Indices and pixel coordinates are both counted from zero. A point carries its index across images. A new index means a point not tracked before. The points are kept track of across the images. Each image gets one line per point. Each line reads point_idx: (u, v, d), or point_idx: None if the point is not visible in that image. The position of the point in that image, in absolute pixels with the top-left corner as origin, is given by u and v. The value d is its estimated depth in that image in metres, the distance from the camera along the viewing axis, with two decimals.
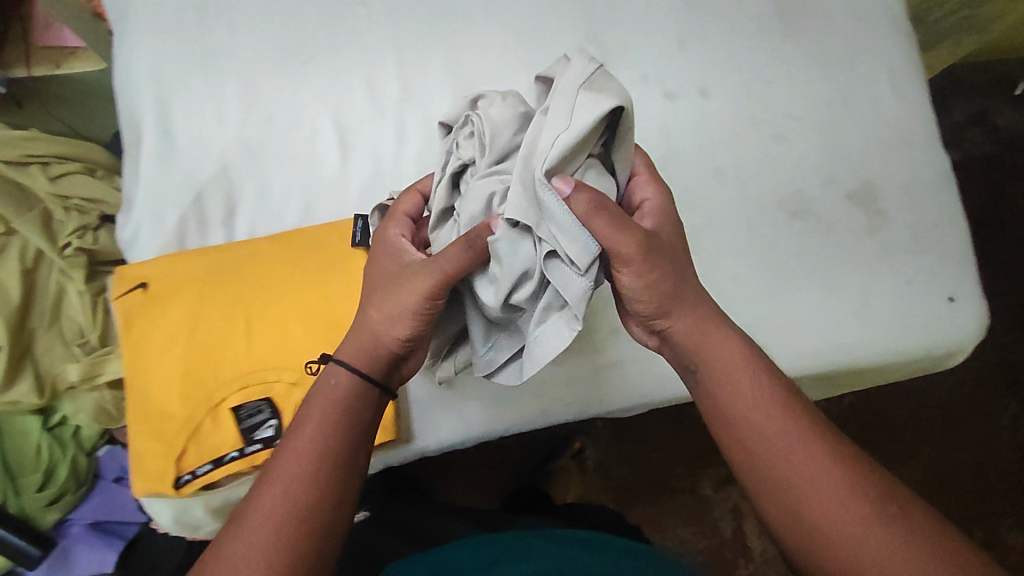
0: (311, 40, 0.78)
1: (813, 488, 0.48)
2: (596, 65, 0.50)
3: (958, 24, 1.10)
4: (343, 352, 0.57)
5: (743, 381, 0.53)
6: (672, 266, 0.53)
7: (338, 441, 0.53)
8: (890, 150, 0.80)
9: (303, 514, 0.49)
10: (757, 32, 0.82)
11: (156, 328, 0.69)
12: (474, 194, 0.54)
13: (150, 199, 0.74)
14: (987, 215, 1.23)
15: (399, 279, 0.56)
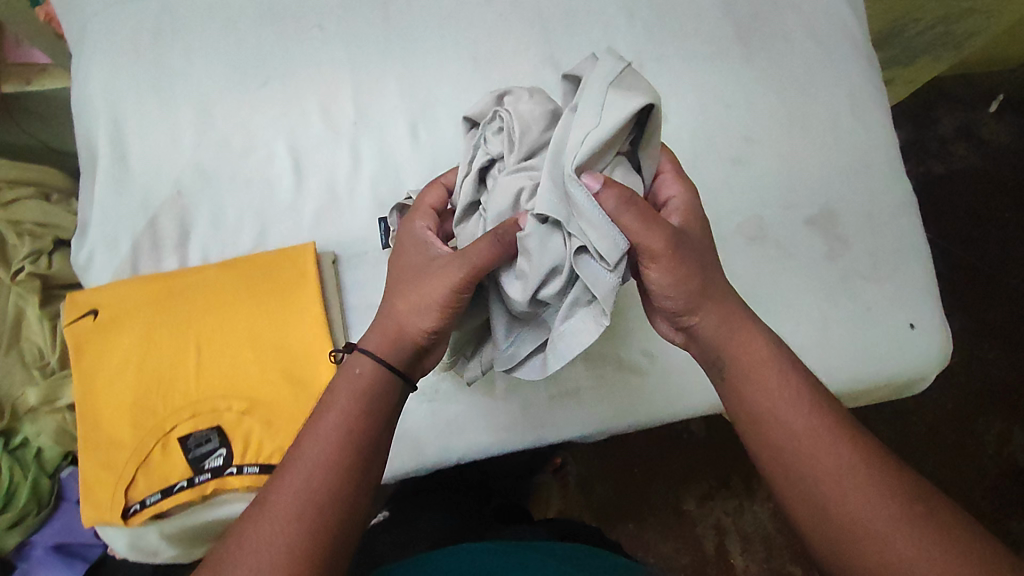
0: (264, 62, 0.73)
1: (848, 492, 0.43)
2: (625, 62, 0.47)
3: (934, 42, 1.12)
4: (369, 342, 0.53)
5: (775, 379, 0.48)
6: (699, 258, 0.50)
7: (362, 431, 0.48)
8: (853, 177, 0.76)
9: (313, 510, 0.44)
10: (734, 52, 0.77)
11: (106, 356, 0.64)
12: (502, 189, 0.53)
13: (102, 224, 0.70)
14: (966, 228, 1.25)
15: (430, 271, 0.53)
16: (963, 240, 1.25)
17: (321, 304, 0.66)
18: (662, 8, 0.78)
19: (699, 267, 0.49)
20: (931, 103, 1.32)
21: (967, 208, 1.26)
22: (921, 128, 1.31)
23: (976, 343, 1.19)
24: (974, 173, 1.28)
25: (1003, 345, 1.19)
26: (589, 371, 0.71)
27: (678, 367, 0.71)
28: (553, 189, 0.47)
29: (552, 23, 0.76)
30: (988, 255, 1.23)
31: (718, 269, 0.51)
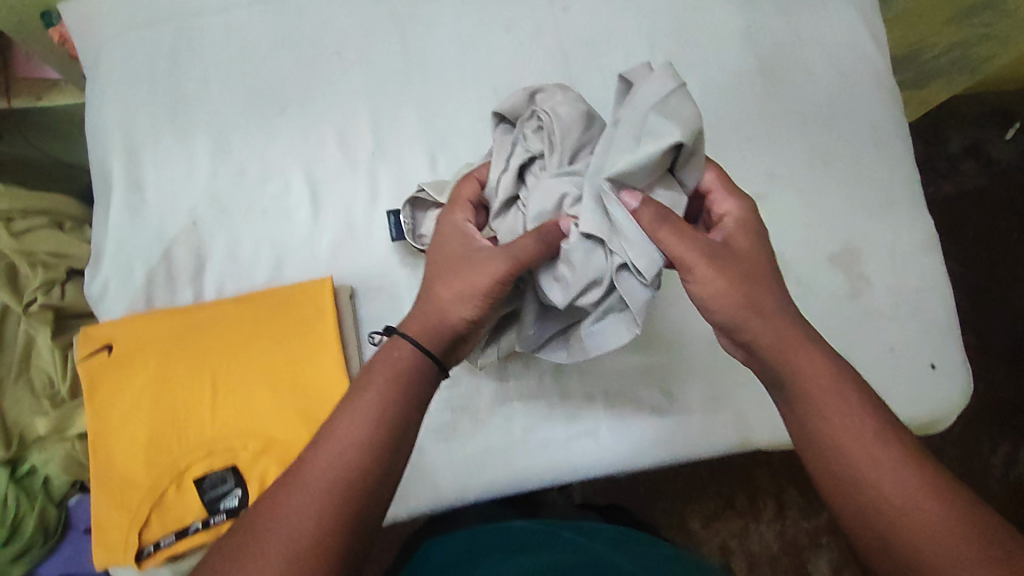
0: (283, 91, 0.71)
1: (911, 516, 0.41)
2: (676, 83, 0.51)
3: (954, 64, 1.08)
4: (409, 326, 0.52)
5: (839, 397, 0.46)
6: (745, 271, 0.51)
7: (397, 416, 0.46)
8: (875, 215, 0.75)
9: (344, 491, 0.42)
10: (758, 86, 0.76)
11: (121, 392, 0.63)
12: (549, 189, 0.55)
13: (116, 254, 0.68)
14: (976, 250, 1.24)
15: (474, 261, 0.52)
16: (972, 260, 1.24)
17: (339, 341, 0.65)
18: (687, 37, 0.76)
19: (744, 279, 0.50)
20: (941, 121, 1.30)
21: (975, 228, 1.25)
22: (930, 146, 1.30)
23: (985, 365, 1.19)
24: (982, 193, 1.27)
25: (1011, 367, 1.18)
26: (608, 410, 0.70)
27: (697, 407, 0.70)
28: (594, 203, 0.53)
29: (574, 53, 0.75)
30: (996, 275, 1.23)
31: (774, 282, 0.52)
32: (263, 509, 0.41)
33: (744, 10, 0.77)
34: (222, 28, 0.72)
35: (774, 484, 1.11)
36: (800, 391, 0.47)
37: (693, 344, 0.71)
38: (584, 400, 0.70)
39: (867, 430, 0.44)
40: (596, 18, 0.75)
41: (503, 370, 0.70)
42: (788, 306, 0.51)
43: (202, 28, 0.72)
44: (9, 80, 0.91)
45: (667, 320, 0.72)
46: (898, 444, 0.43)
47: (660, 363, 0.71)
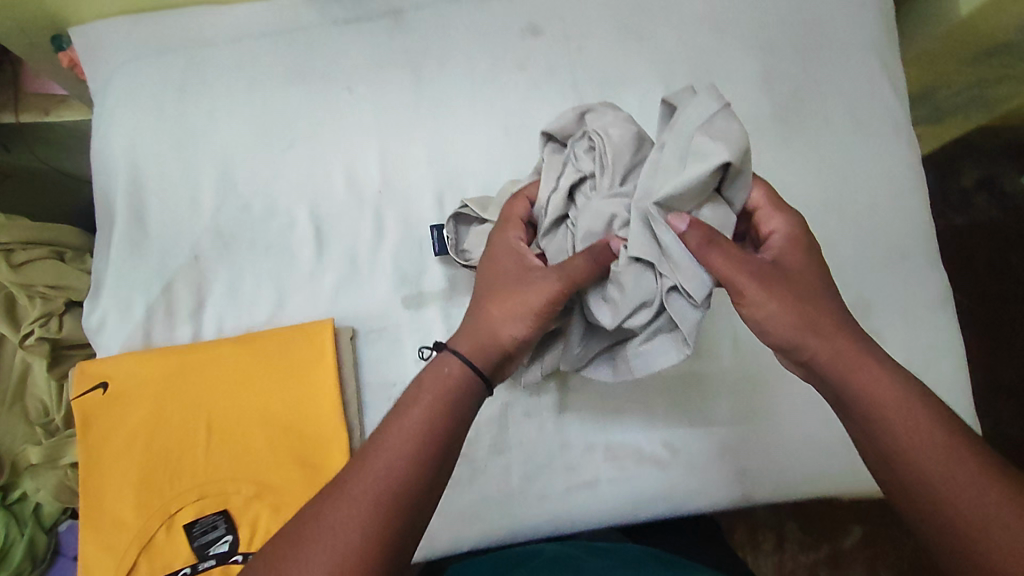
0: (291, 125, 0.70)
1: (984, 530, 0.42)
2: (720, 105, 0.52)
3: (969, 102, 1.09)
4: (460, 341, 0.53)
5: (908, 415, 0.46)
6: (805, 289, 0.51)
7: (443, 430, 0.47)
8: (887, 268, 0.73)
9: (390, 502, 0.43)
10: (775, 133, 0.74)
11: (115, 431, 0.62)
12: (599, 211, 0.55)
13: (116, 287, 0.67)
14: (986, 288, 1.22)
15: (527, 279, 0.54)
16: (982, 297, 1.22)
17: (336, 387, 0.64)
18: (705, 81, 0.74)
19: (802, 298, 0.51)
20: (957, 154, 1.28)
21: (987, 265, 1.23)
22: (943, 179, 1.27)
23: (989, 405, 1.18)
24: (995, 228, 1.24)
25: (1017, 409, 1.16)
26: (608, 460, 0.69)
27: (699, 461, 0.69)
28: (641, 225, 0.53)
29: (587, 93, 0.73)
30: (1004, 314, 1.21)
31: (834, 296, 0.52)
32: (310, 521, 0.43)
33: (763, 54, 0.75)
34: (232, 59, 0.71)
35: (774, 517, 1.09)
36: (865, 406, 0.48)
37: (697, 397, 0.70)
38: (584, 450, 0.69)
39: (936, 445, 0.45)
40: (611, 59, 0.74)
41: (501, 419, 0.69)
42: (849, 318, 0.51)
43: (212, 60, 0.71)
44: (18, 95, 0.87)
45: (671, 371, 0.71)
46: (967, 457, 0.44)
47: (661, 415, 0.70)
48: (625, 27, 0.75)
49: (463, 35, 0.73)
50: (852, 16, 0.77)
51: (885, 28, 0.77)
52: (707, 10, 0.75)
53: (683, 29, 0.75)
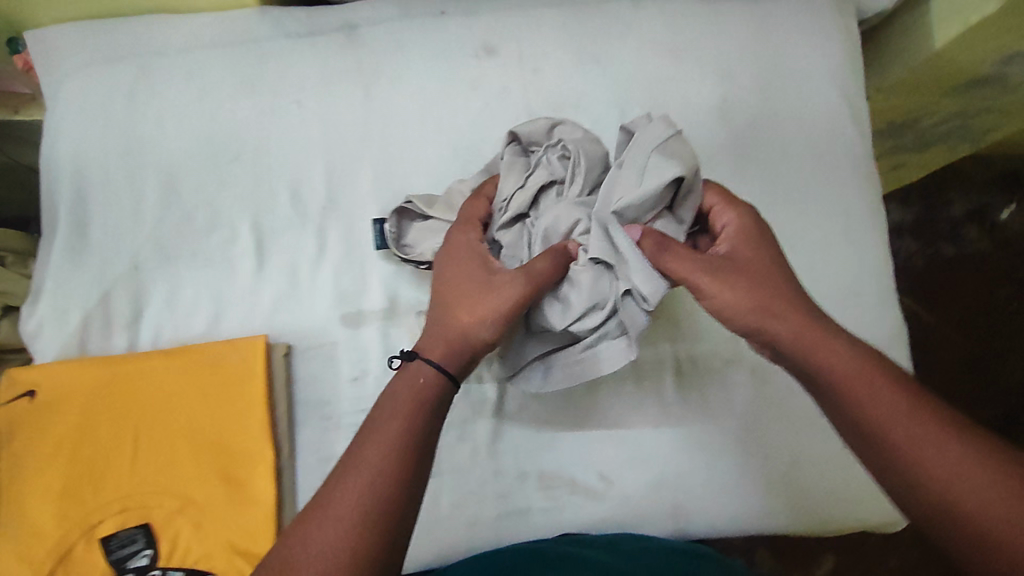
0: (237, 137, 0.70)
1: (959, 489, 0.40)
2: (673, 131, 0.55)
3: (952, 132, 0.99)
4: (433, 349, 0.52)
5: (868, 385, 0.45)
6: (755, 275, 0.51)
7: (412, 439, 0.46)
8: (840, 302, 0.71)
9: (375, 514, 0.42)
10: (730, 162, 0.73)
11: (41, 440, 0.62)
12: (564, 214, 0.58)
13: (55, 295, 0.67)
14: (973, 319, 1.17)
15: (496, 284, 0.53)
16: (967, 327, 1.17)
17: (265, 402, 0.63)
18: (660, 107, 0.73)
19: (753, 284, 0.51)
20: (947, 180, 1.20)
21: (973, 297, 1.17)
22: (930, 208, 1.20)
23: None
24: (983, 261, 1.18)
25: None
26: (543, 489, 0.68)
27: (635, 494, 0.67)
28: (599, 230, 0.55)
29: (539, 113, 0.72)
30: (988, 347, 1.15)
31: (788, 279, 0.52)
32: (291, 544, 0.41)
33: (722, 82, 0.74)
34: (180, 69, 0.71)
35: (744, 543, 1.07)
36: (830, 381, 0.46)
37: (636, 429, 0.68)
38: (518, 478, 0.68)
39: (899, 409, 0.43)
40: (566, 82, 0.73)
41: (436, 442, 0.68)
42: (804, 299, 0.51)
43: (164, 68, 0.71)
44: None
45: (612, 402, 0.69)
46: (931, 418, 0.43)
47: (597, 446, 0.68)
48: (582, 49, 0.74)
49: (416, 52, 0.73)
50: (815, 47, 0.75)
51: (851, 59, 0.76)
52: (666, 37, 0.74)
53: (640, 53, 0.74)
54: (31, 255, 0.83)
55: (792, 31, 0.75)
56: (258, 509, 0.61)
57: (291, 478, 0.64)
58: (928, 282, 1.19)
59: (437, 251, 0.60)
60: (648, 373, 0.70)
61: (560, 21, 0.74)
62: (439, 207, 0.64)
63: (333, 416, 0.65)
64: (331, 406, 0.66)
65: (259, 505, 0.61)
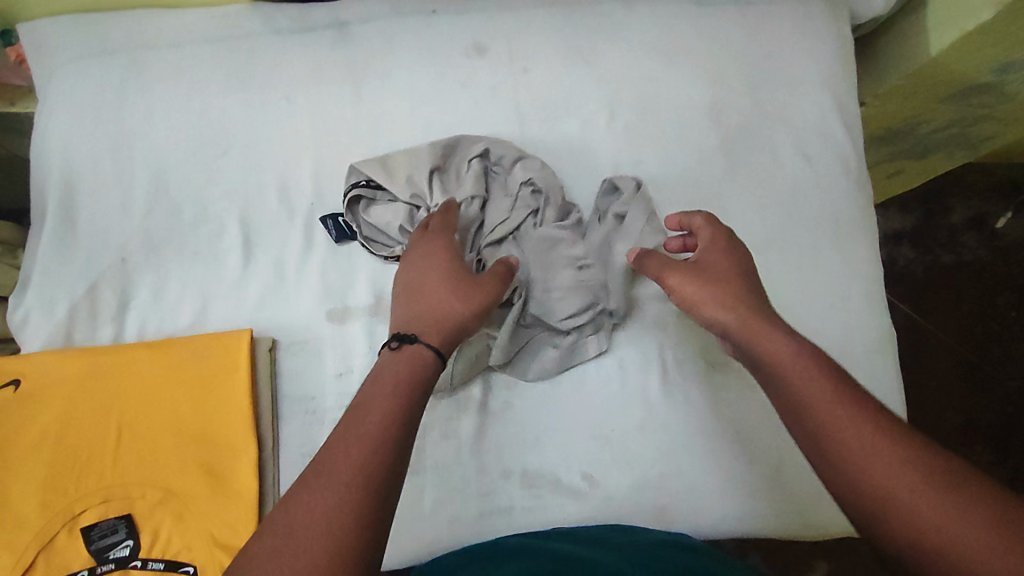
0: (227, 133, 0.71)
1: (875, 467, 0.41)
2: (641, 188, 0.68)
3: (949, 140, 0.96)
4: (431, 334, 0.54)
5: (802, 370, 0.47)
6: (722, 277, 0.55)
7: (404, 409, 0.47)
8: (832, 303, 0.68)
9: (376, 476, 0.43)
10: (720, 159, 0.72)
11: (23, 429, 0.62)
12: (553, 240, 0.66)
13: (42, 285, 0.68)
14: (973, 324, 1.14)
15: (481, 282, 0.58)
16: (966, 334, 1.14)
17: (248, 396, 0.63)
18: (648, 106, 0.73)
19: (718, 283, 0.55)
20: (946, 188, 1.20)
21: (972, 302, 1.15)
22: (930, 214, 1.20)
23: (968, 446, 1.09)
24: (983, 268, 1.16)
25: (1002, 454, 1.08)
26: (525, 489, 0.64)
27: (619, 496, 0.64)
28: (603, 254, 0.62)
29: (528, 111, 0.72)
30: (987, 353, 1.13)
31: (749, 282, 0.55)
32: (290, 509, 0.41)
33: (711, 83, 0.74)
34: (173, 66, 0.73)
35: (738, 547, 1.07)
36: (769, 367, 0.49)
37: (620, 431, 0.65)
38: (500, 476, 0.64)
39: (826, 392, 0.45)
40: (556, 82, 0.73)
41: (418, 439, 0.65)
42: (760, 298, 0.54)
43: (155, 64, 0.73)
44: None
45: (597, 400, 0.66)
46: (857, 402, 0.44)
47: (580, 443, 0.65)
48: (573, 50, 0.74)
49: (406, 51, 0.73)
50: (807, 50, 0.75)
51: (844, 63, 0.75)
52: (656, 38, 0.74)
53: (631, 53, 0.74)
54: (19, 247, 0.83)
55: (782, 34, 0.75)
56: (239, 502, 0.61)
57: (272, 473, 0.63)
58: (925, 288, 1.17)
59: (408, 256, 0.61)
60: (634, 371, 0.67)
61: (551, 22, 0.74)
62: (399, 180, 0.67)
63: (317, 411, 0.65)
64: (315, 401, 0.65)
65: (240, 497, 0.61)
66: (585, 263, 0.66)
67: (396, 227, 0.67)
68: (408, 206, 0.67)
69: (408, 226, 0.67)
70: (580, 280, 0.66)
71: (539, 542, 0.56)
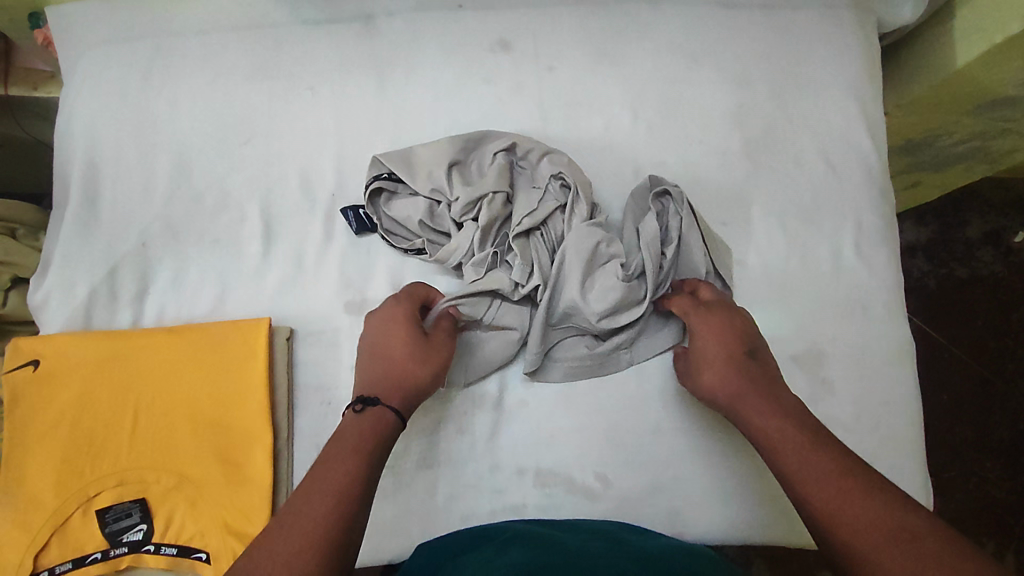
0: (251, 122, 0.72)
1: (841, 516, 0.44)
2: (682, 193, 0.66)
3: (970, 152, 0.95)
4: (391, 397, 0.56)
5: (777, 439, 0.51)
6: (712, 356, 0.58)
7: (365, 466, 0.50)
8: (852, 312, 0.67)
9: (334, 530, 0.46)
10: (741, 162, 0.71)
11: (41, 408, 0.63)
12: (584, 237, 0.64)
13: (63, 268, 0.69)
14: (986, 339, 1.13)
15: (436, 343, 0.59)
16: (978, 348, 1.13)
17: (265, 387, 0.63)
18: (671, 107, 0.73)
19: (707, 363, 0.58)
20: (963, 202, 1.19)
21: (986, 316, 1.14)
22: (948, 226, 1.19)
23: (977, 460, 1.08)
24: (997, 282, 1.15)
25: (1009, 468, 1.07)
26: (538, 487, 0.64)
27: (631, 497, 0.63)
28: (637, 308, 0.64)
29: (550, 109, 0.72)
30: (999, 368, 1.12)
31: (739, 352, 0.57)
32: (255, 558, 0.44)
33: (736, 86, 0.73)
34: (199, 54, 0.74)
35: (740, 551, 1.06)
36: (757, 440, 0.53)
37: (635, 432, 0.65)
38: (513, 473, 0.64)
39: (798, 455, 0.49)
40: (579, 81, 0.73)
41: (432, 433, 0.65)
42: (752, 367, 0.56)
43: (181, 52, 0.74)
44: (8, 67, 0.85)
45: (614, 401, 0.65)
46: (827, 462, 0.48)
47: (594, 443, 0.64)
48: (597, 50, 0.74)
49: (430, 47, 0.73)
50: (832, 56, 0.75)
51: (869, 70, 0.75)
52: (682, 39, 0.74)
53: (655, 54, 0.74)
54: (40, 229, 0.83)
55: (809, 40, 0.75)
56: (253, 491, 0.61)
57: (287, 461, 0.63)
58: (940, 301, 1.16)
59: (369, 318, 0.61)
60: (652, 373, 0.66)
61: (575, 22, 0.74)
62: (420, 180, 0.67)
63: (333, 402, 0.65)
64: (331, 392, 0.65)
65: (254, 485, 0.61)
66: (618, 258, 0.64)
67: (416, 222, 0.67)
68: (428, 201, 0.68)
69: (428, 221, 0.68)
70: (610, 276, 0.64)
71: (552, 531, 0.55)
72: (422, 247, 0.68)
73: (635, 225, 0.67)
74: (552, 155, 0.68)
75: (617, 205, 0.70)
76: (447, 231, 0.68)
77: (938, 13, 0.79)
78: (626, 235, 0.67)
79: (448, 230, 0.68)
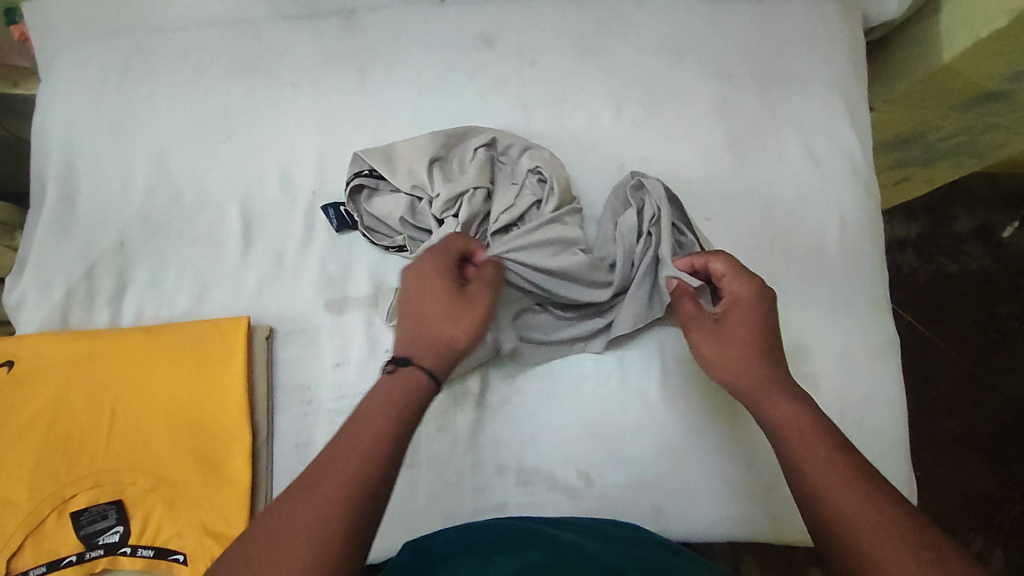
0: (230, 119, 0.71)
1: (836, 509, 0.42)
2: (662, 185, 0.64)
3: (956, 148, 0.94)
4: (426, 357, 0.50)
5: (798, 433, 0.47)
6: (740, 335, 0.53)
7: (397, 432, 0.45)
8: (836, 307, 0.67)
9: (362, 496, 0.41)
10: (725, 158, 0.71)
11: (12, 413, 0.61)
12: (562, 234, 0.63)
13: (39, 267, 0.68)
14: (973, 333, 1.13)
15: (475, 295, 0.54)
16: (965, 342, 1.13)
17: (242, 387, 0.62)
18: (655, 103, 0.72)
19: (738, 343, 0.53)
20: (952, 198, 1.19)
21: (973, 312, 1.14)
22: (936, 222, 1.19)
23: (966, 455, 1.08)
24: (984, 277, 1.15)
25: (998, 463, 1.07)
26: (520, 485, 0.63)
27: (614, 495, 0.63)
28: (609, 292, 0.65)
29: (532, 105, 0.72)
30: (986, 362, 1.12)
31: (771, 338, 0.53)
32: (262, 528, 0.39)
33: (720, 81, 0.73)
34: (177, 51, 0.73)
35: (730, 550, 1.05)
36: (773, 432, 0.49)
37: (620, 429, 0.64)
38: (495, 472, 0.63)
39: (815, 439, 0.46)
40: (562, 76, 0.72)
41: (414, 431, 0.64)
42: (771, 351, 0.53)
43: (160, 49, 0.73)
44: None
45: (597, 398, 0.65)
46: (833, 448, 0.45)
47: (577, 442, 0.64)
48: (579, 45, 0.73)
49: (413, 42, 0.73)
50: (817, 51, 0.74)
51: (853, 65, 0.74)
52: (665, 35, 0.74)
53: (638, 48, 0.73)
54: (19, 229, 0.83)
55: (792, 35, 0.75)
56: (233, 491, 0.60)
57: (266, 463, 0.63)
58: (928, 297, 1.16)
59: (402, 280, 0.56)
60: (636, 370, 0.65)
61: (557, 17, 0.74)
62: (402, 177, 0.66)
63: (312, 401, 0.64)
64: (311, 391, 0.64)
65: (232, 486, 0.60)
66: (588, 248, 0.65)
67: (396, 218, 0.67)
68: (409, 198, 0.67)
69: (409, 218, 0.67)
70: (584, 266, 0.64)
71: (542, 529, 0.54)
72: (403, 244, 0.67)
73: (614, 219, 0.67)
74: (531, 150, 0.67)
75: (600, 201, 0.70)
76: (427, 227, 0.67)
77: (924, 7, 0.79)
78: (603, 229, 0.67)
79: (429, 227, 0.67)
